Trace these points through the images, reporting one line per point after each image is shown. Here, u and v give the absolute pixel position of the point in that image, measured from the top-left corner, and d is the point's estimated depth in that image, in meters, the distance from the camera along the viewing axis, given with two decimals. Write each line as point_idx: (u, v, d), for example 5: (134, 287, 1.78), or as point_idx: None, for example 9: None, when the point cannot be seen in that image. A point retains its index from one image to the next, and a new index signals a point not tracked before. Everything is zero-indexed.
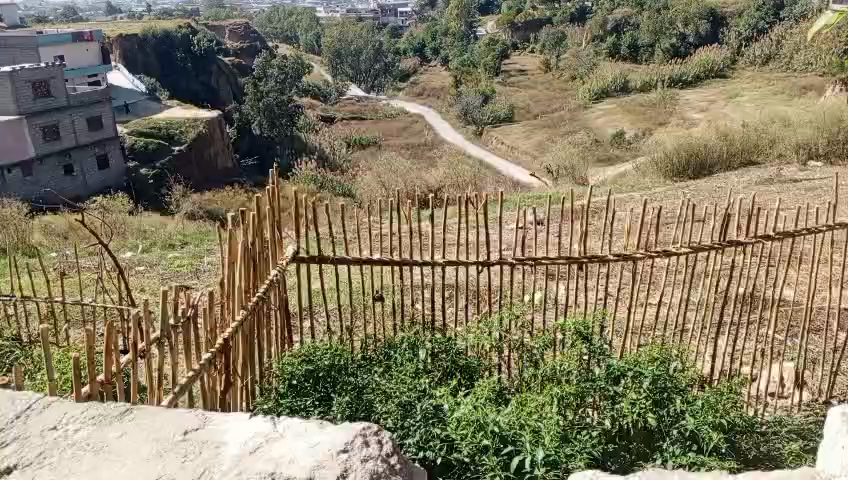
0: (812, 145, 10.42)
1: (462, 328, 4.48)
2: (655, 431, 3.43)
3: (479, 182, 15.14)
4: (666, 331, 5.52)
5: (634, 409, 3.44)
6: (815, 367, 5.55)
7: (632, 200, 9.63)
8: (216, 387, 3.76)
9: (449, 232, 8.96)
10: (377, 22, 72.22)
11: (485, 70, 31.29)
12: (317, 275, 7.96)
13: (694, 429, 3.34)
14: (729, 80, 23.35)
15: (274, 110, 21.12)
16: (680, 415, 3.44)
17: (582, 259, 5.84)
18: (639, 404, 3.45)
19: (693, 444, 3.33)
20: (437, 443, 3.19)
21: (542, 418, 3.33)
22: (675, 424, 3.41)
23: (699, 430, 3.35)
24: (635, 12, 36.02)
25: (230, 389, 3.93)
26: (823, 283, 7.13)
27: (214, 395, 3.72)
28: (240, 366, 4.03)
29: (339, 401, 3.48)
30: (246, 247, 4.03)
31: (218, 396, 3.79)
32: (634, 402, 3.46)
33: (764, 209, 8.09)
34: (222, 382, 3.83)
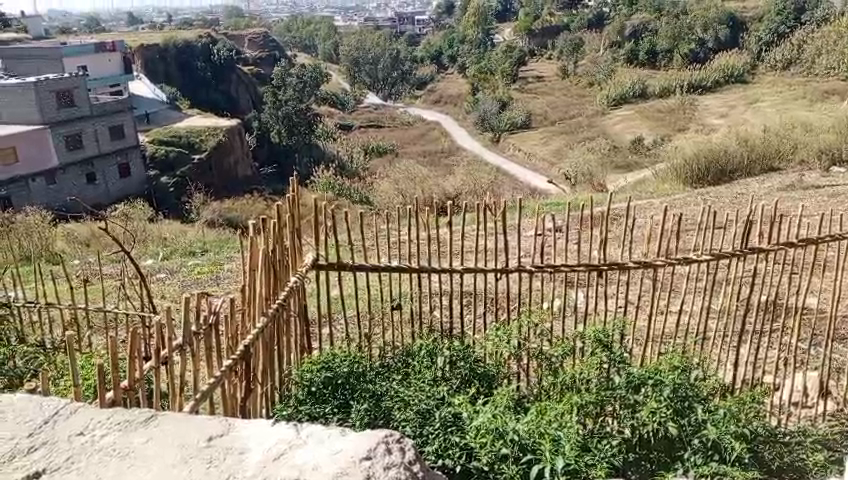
0: (835, 150, 10.46)
1: (480, 336, 4.48)
2: (677, 440, 3.40)
3: (496, 189, 15.16)
4: (686, 339, 5.48)
5: (655, 417, 3.42)
6: (839, 375, 5.47)
7: (652, 207, 9.58)
8: (236, 393, 3.79)
9: (467, 239, 8.99)
10: (394, 30, 72.60)
11: (503, 76, 31.37)
12: (335, 283, 8.02)
13: (716, 439, 3.32)
14: (749, 85, 23.19)
15: (293, 118, 21.51)
16: (702, 425, 3.42)
17: (601, 266, 5.81)
18: (660, 413, 3.43)
19: (714, 454, 3.31)
20: (456, 451, 3.19)
21: (562, 427, 3.32)
22: (697, 433, 3.39)
23: (721, 440, 3.33)
24: (654, 18, 35.91)
25: (250, 395, 3.96)
26: (846, 290, 7.05)
27: (234, 402, 3.76)
28: (260, 373, 4.06)
29: (358, 409, 3.51)
30: (266, 254, 4.08)
31: (238, 403, 3.82)
32: (654, 410, 3.43)
33: (786, 215, 8.02)
34: (242, 389, 3.86)
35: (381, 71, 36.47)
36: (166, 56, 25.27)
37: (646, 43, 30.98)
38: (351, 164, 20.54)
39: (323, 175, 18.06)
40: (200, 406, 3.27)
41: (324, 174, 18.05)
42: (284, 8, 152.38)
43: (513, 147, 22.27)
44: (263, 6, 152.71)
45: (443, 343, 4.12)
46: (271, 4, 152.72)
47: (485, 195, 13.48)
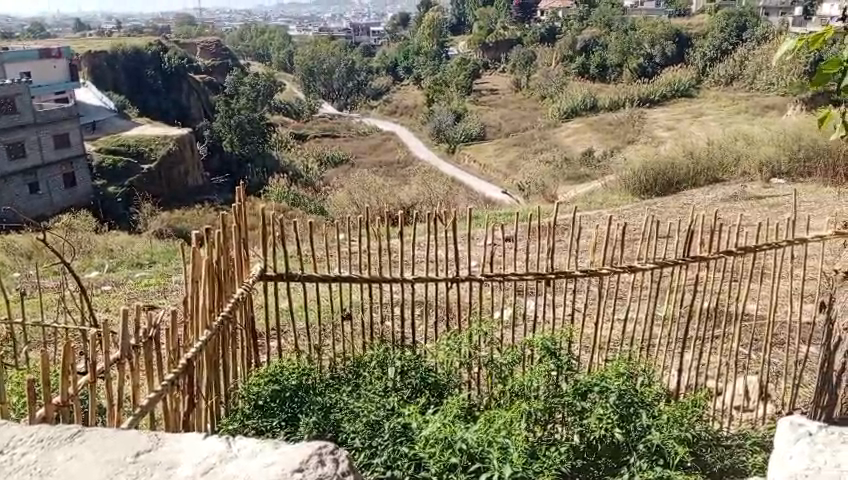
0: (775, 163, 10.86)
1: (430, 346, 4.48)
2: (623, 447, 3.44)
3: (452, 199, 15.28)
4: (632, 346, 5.60)
5: (602, 424, 3.46)
6: (778, 379, 5.69)
7: (601, 216, 9.78)
8: (179, 408, 3.68)
9: (419, 249, 9.06)
10: (350, 41, 72.97)
11: (458, 88, 31.70)
12: (286, 295, 7.95)
13: (660, 444, 3.36)
14: (695, 100, 24.04)
15: (246, 127, 21.36)
16: (647, 430, 3.46)
17: (551, 274, 5.88)
18: (606, 419, 3.47)
19: (659, 458, 3.34)
20: (405, 462, 3.16)
21: (510, 435, 3.31)
22: (642, 438, 3.43)
23: (665, 445, 3.37)
24: (604, 32, 36.88)
25: (194, 409, 3.85)
26: (784, 297, 7.34)
27: (176, 417, 3.64)
28: (204, 387, 3.95)
29: (307, 422, 3.49)
30: (210, 264, 3.98)
31: (181, 418, 3.71)
32: (601, 417, 3.48)
33: (727, 225, 8.31)
34: (185, 403, 3.75)
35: (336, 81, 36.40)
36: (114, 64, 24.56)
37: (597, 58, 31.71)
38: (305, 174, 20.38)
39: (277, 186, 17.87)
40: (140, 422, 3.16)
41: (278, 185, 17.86)
42: (238, 17, 152.17)
43: (468, 159, 22.46)
44: (216, 15, 152.24)
45: (394, 353, 4.13)
46: (224, 13, 152.20)
47: (441, 205, 13.58)
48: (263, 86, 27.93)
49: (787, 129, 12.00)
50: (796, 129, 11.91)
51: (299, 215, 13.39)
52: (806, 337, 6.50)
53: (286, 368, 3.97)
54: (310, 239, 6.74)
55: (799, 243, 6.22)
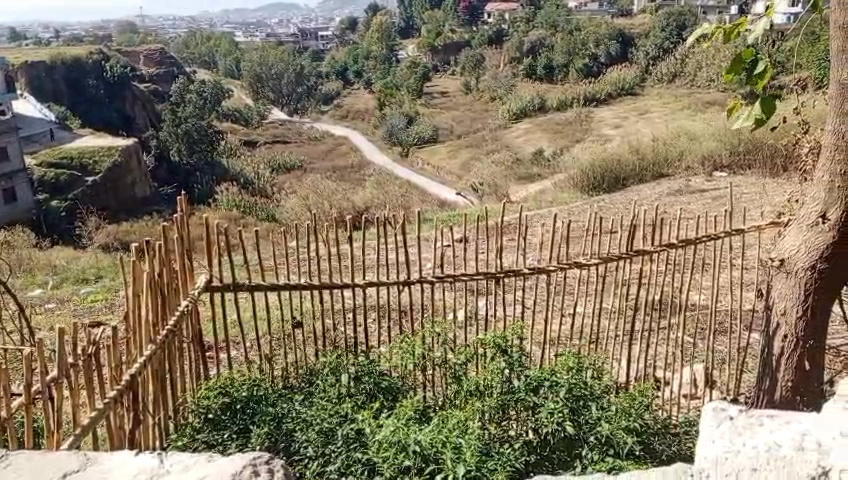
0: (717, 156, 11.24)
1: (384, 351, 4.48)
2: (575, 440, 3.48)
3: (406, 201, 15.32)
4: (582, 341, 5.72)
5: (554, 418, 3.51)
6: (722, 367, 5.89)
7: (550, 214, 9.96)
8: (124, 425, 3.55)
9: (371, 253, 9.06)
10: (298, 46, 72.70)
11: (409, 91, 31.80)
12: (236, 305, 7.86)
13: (610, 435, 3.43)
14: (639, 97, 24.71)
15: (193, 136, 20.96)
16: (597, 423, 3.54)
17: (500, 273, 5.92)
18: (558, 414, 3.52)
19: (610, 449, 3.41)
20: (358, 467, 3.16)
21: (463, 434, 3.31)
22: (592, 430, 3.50)
23: (615, 436, 3.44)
24: (550, 33, 37.60)
25: (141, 426, 3.73)
26: (726, 287, 7.61)
27: (122, 434, 3.51)
28: (151, 403, 3.84)
29: (260, 434, 3.48)
30: (152, 276, 3.86)
31: (127, 435, 3.59)
32: (552, 411, 3.53)
33: (669, 218, 8.57)
34: (130, 420, 3.62)
35: (285, 87, 36.08)
36: (53, 74, 23.76)
37: (544, 59, 32.23)
38: (256, 181, 20.11)
39: (227, 195, 17.55)
40: (81, 441, 3.04)
41: (229, 193, 17.59)
42: (183, 24, 152.18)
43: (422, 162, 22.51)
44: (159, 22, 152.25)
45: (346, 359, 4.13)
46: (168, 20, 152.31)
47: (395, 209, 13.60)
48: (211, 94, 27.45)
49: (727, 124, 12.45)
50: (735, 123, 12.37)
51: (251, 223, 13.20)
52: (747, 324, 6.75)
53: (238, 381, 3.93)
54: (257, 247, 6.66)
55: (736, 234, 6.45)
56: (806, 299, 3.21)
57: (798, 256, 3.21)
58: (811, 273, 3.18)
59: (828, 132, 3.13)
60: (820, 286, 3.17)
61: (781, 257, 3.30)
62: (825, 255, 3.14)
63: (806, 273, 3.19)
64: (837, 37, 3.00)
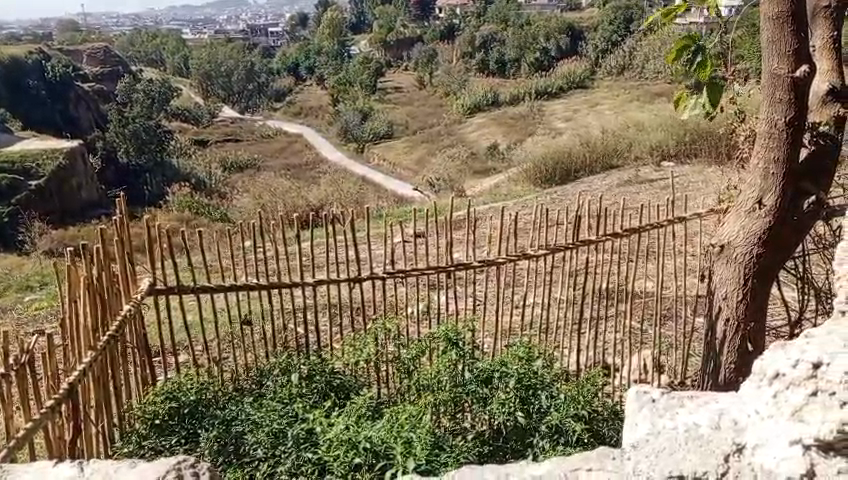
0: (664, 146, 11.49)
1: (337, 349, 4.45)
2: (527, 429, 3.50)
3: (361, 197, 15.19)
4: (533, 331, 5.77)
5: (505, 409, 3.54)
6: (670, 352, 6.04)
7: (501, 208, 10.01)
8: (64, 435, 3.38)
9: (323, 252, 8.99)
10: (249, 42, 72.09)
11: (363, 87, 31.60)
12: (186, 308, 7.71)
13: (559, 423, 3.44)
14: (589, 90, 25.11)
15: (142, 136, 20.40)
16: (547, 411, 3.56)
17: (450, 267, 5.91)
18: (509, 404, 3.55)
19: (559, 437, 3.42)
20: (309, 467, 3.13)
21: (415, 428, 3.28)
22: (543, 419, 3.52)
23: (564, 424, 3.45)
24: (502, 28, 37.94)
25: (82, 435, 3.55)
26: (672, 274, 7.80)
27: (61, 445, 3.33)
28: (94, 410, 3.66)
29: (209, 438, 3.40)
30: (91, 279, 3.62)
31: (66, 446, 3.41)
32: (503, 402, 3.56)
33: (616, 208, 8.74)
34: (70, 430, 3.44)
35: (235, 84, 35.49)
36: None
37: (496, 54, 32.46)
38: (208, 181, 19.70)
39: (178, 195, 17.07)
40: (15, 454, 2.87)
41: (180, 194, 17.18)
42: (127, 21, 152.18)
43: (378, 158, 22.35)
44: (102, 20, 152.18)
45: (296, 358, 4.07)
46: (112, 18, 152.24)
47: (350, 204, 13.49)
48: (158, 93, 26.69)
49: (673, 115, 12.76)
50: (680, 114, 12.68)
51: (204, 224, 12.95)
52: (692, 309, 6.94)
53: (185, 384, 3.83)
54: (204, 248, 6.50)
55: (679, 221, 6.59)
56: (745, 283, 3.47)
57: (736, 241, 3.46)
58: (749, 257, 3.44)
59: (761, 121, 3.39)
60: (756, 271, 3.44)
61: (722, 243, 3.55)
62: (761, 240, 3.40)
63: (744, 258, 3.45)
64: (767, 29, 3.28)
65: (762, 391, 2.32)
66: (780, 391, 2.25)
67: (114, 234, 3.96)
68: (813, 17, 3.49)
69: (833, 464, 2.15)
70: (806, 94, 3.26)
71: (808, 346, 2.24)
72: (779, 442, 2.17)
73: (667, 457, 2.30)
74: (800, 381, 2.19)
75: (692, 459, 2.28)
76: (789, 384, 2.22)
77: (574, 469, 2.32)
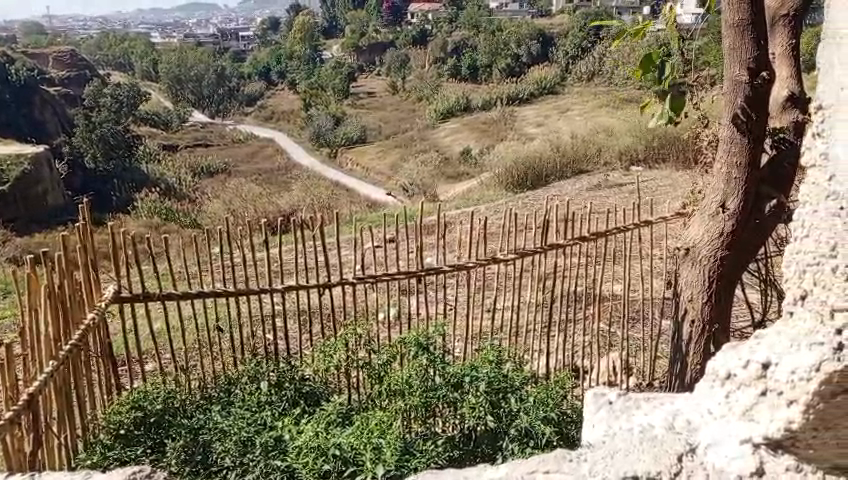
0: (633, 151, 11.67)
1: (307, 355, 4.41)
2: (498, 431, 3.51)
3: (333, 201, 15.13)
4: (504, 336, 5.80)
5: (475, 412, 3.55)
6: (638, 354, 6.11)
7: (472, 212, 10.06)
8: (23, 447, 3.27)
9: (292, 257, 8.92)
10: (219, 46, 71.63)
11: (335, 92, 31.52)
12: (154, 317, 7.59)
13: (528, 426, 3.46)
14: (560, 96, 25.38)
15: (110, 141, 20.02)
16: (515, 414, 3.57)
17: (421, 272, 5.90)
18: (479, 408, 3.56)
19: (528, 439, 3.44)
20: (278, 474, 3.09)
21: (384, 434, 3.27)
22: (512, 422, 3.54)
23: (533, 427, 3.47)
24: (473, 34, 38.21)
25: (43, 447, 3.44)
26: (640, 276, 7.91)
27: (20, 458, 3.23)
28: (56, 421, 3.54)
29: (175, 448, 3.33)
30: (54, 286, 3.49)
31: (26, 458, 3.30)
32: (473, 406, 3.57)
33: (585, 212, 8.83)
34: (30, 441, 3.33)
35: (206, 89, 35.16)
36: None
37: (468, 59, 32.64)
38: (178, 186, 19.45)
39: (148, 201, 16.81)
40: None
41: (149, 199, 16.92)
42: (95, 24, 152.19)
43: (351, 163, 22.29)
44: (69, 23, 152.31)
45: (265, 366, 4.04)
46: (79, 21, 151.61)
47: (323, 209, 13.45)
48: (126, 97, 26.28)
49: (641, 121, 12.98)
50: (648, 120, 12.90)
51: (174, 230, 12.78)
52: (659, 311, 7.04)
53: (152, 394, 3.76)
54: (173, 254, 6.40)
55: (644, 225, 6.66)
56: (710, 285, 3.55)
57: (701, 244, 3.54)
58: (713, 260, 3.52)
59: (724, 127, 3.46)
60: (720, 273, 3.51)
61: (687, 246, 3.62)
62: (724, 244, 3.48)
63: (708, 260, 3.53)
64: (728, 36, 3.35)
65: (715, 391, 2.38)
66: (732, 390, 2.32)
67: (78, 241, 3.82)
68: (772, 26, 3.57)
69: (780, 461, 2.20)
70: (765, 100, 3.34)
71: (757, 346, 2.26)
72: (731, 442, 2.26)
73: (623, 457, 2.30)
74: (750, 381, 2.24)
75: (647, 459, 2.30)
76: (739, 384, 2.28)
77: (530, 472, 2.32)
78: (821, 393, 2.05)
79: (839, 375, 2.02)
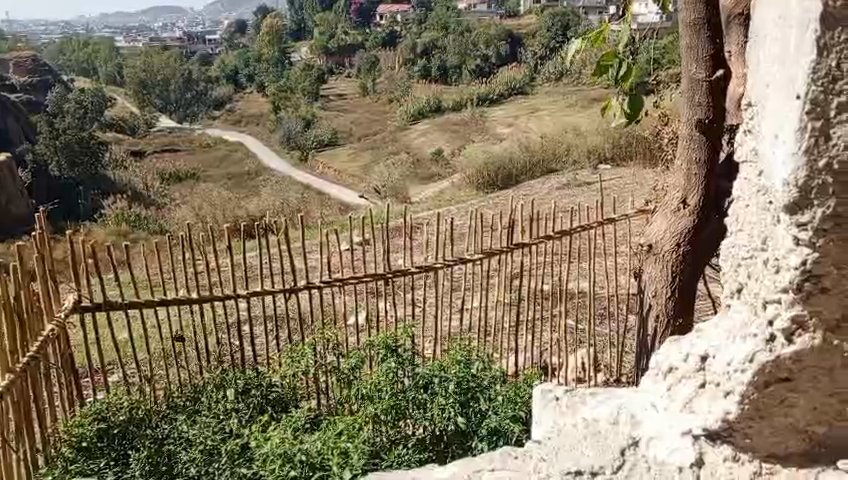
0: (601, 150, 11.80)
1: (274, 361, 4.35)
2: (468, 431, 3.51)
3: (305, 204, 15.02)
4: (474, 336, 5.80)
5: (445, 414, 3.54)
6: (607, 350, 6.17)
7: (443, 213, 10.06)
8: None
9: (259, 262, 8.82)
10: (186, 50, 70.81)
11: (304, 94, 31.28)
12: (120, 327, 7.45)
13: (497, 424, 3.46)
14: (530, 95, 25.52)
15: (74, 149, 19.14)
16: (485, 414, 3.58)
17: (388, 274, 5.86)
18: (448, 409, 3.55)
19: (498, 438, 3.45)
20: None
21: (352, 439, 3.24)
22: (481, 421, 3.54)
23: (502, 426, 3.47)
24: (442, 35, 38.27)
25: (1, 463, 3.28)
26: (607, 273, 7.99)
27: None
28: (13, 436, 3.39)
29: (139, 459, 3.22)
30: (8, 297, 3.33)
31: None
32: (443, 408, 3.55)
33: (553, 212, 8.89)
34: None
35: (173, 94, 34.71)
36: None
37: (438, 60, 32.70)
38: (147, 193, 19.14)
39: (115, 208, 16.49)
40: None
41: (116, 206, 16.59)
42: (60, 29, 151.17)
43: (322, 166, 22.16)
44: (31, 28, 151.87)
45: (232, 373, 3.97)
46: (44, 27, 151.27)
47: (295, 213, 13.33)
48: (91, 103, 25.77)
49: (608, 121, 13.11)
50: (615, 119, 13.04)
51: (142, 237, 12.56)
52: (627, 308, 7.11)
53: (116, 405, 3.67)
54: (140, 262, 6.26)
55: (608, 223, 6.70)
56: (673, 280, 3.60)
57: (663, 241, 3.60)
58: (675, 256, 3.57)
59: (683, 125, 3.53)
60: (683, 267, 3.56)
61: (650, 243, 3.68)
62: (686, 239, 3.54)
63: (671, 256, 3.58)
64: (685, 35, 3.46)
65: (657, 384, 2.39)
66: (672, 384, 2.32)
67: (35, 250, 3.65)
68: (727, 25, 3.34)
69: (720, 451, 2.18)
70: (723, 97, 3.43)
71: (697, 339, 2.27)
72: (672, 434, 2.27)
73: (568, 454, 2.37)
74: (690, 374, 2.24)
75: (590, 454, 2.35)
76: (681, 378, 2.28)
77: (476, 471, 2.40)
78: (756, 383, 2.02)
79: (772, 367, 2.00)
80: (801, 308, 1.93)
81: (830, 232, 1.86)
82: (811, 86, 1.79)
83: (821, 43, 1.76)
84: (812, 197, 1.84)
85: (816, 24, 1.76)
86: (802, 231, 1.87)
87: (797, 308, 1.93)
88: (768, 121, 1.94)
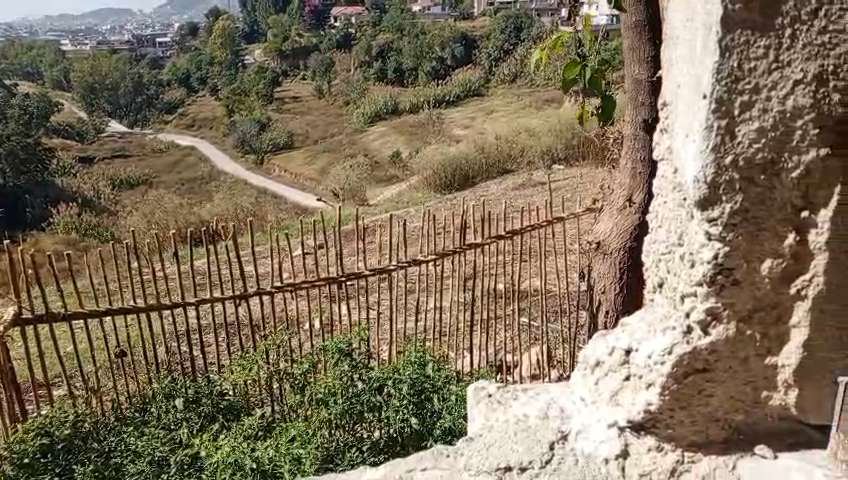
0: (555, 151, 11.95)
1: (224, 370, 4.25)
2: (423, 432, 3.50)
3: (260, 209, 14.80)
4: (429, 337, 5.77)
5: (399, 415, 3.51)
6: (562, 347, 6.21)
7: (399, 216, 10.02)
8: None
9: (211, 268, 8.65)
10: (135, 53, 69.20)
11: (258, 97, 30.83)
12: (66, 339, 7.21)
13: (451, 424, 3.46)
14: (486, 96, 25.66)
15: (19, 156, 18.73)
16: (439, 414, 3.58)
17: (341, 277, 5.79)
18: (403, 411, 3.53)
19: (452, 437, 3.44)
20: None
21: (305, 446, 3.18)
22: (436, 422, 3.54)
23: (455, 425, 3.49)
24: (397, 37, 38.23)
25: None
26: (562, 272, 8.07)
27: None
28: None
29: (84, 472, 3.11)
30: None
31: None
32: (398, 409, 3.53)
33: (508, 212, 8.95)
34: None
35: (123, 98, 33.86)
36: None
37: (393, 63, 32.59)
38: (97, 200, 18.63)
39: (64, 216, 15.96)
40: None
41: (65, 213, 16.08)
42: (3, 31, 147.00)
43: (277, 170, 21.89)
44: None
45: (180, 382, 3.87)
46: None
47: (250, 219, 13.12)
48: (35, 108, 24.94)
49: (562, 121, 13.26)
50: (568, 120, 13.19)
51: (92, 246, 12.22)
52: (581, 305, 7.18)
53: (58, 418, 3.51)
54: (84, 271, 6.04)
55: (559, 221, 6.75)
56: (620, 276, 3.67)
57: (611, 239, 3.66)
58: (622, 251, 3.63)
59: (628, 125, 3.63)
60: (629, 263, 3.63)
61: (598, 240, 3.74)
62: (633, 236, 3.61)
63: (618, 253, 3.65)
64: (629, 37, 3.53)
65: (585, 378, 2.22)
66: (599, 377, 2.15)
67: None
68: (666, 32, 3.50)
69: (643, 442, 2.02)
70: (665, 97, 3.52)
71: (621, 333, 2.08)
72: (599, 426, 2.11)
73: (497, 450, 2.26)
74: (613, 367, 2.06)
75: (519, 449, 2.21)
76: (607, 371, 2.10)
77: (408, 470, 2.32)
78: (675, 376, 1.88)
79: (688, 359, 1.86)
80: (714, 300, 1.79)
81: (738, 226, 1.73)
82: (715, 86, 1.66)
83: (723, 45, 1.64)
84: (721, 193, 1.72)
85: (718, 27, 1.64)
86: (713, 225, 1.74)
87: (710, 300, 1.79)
88: (681, 120, 1.81)
